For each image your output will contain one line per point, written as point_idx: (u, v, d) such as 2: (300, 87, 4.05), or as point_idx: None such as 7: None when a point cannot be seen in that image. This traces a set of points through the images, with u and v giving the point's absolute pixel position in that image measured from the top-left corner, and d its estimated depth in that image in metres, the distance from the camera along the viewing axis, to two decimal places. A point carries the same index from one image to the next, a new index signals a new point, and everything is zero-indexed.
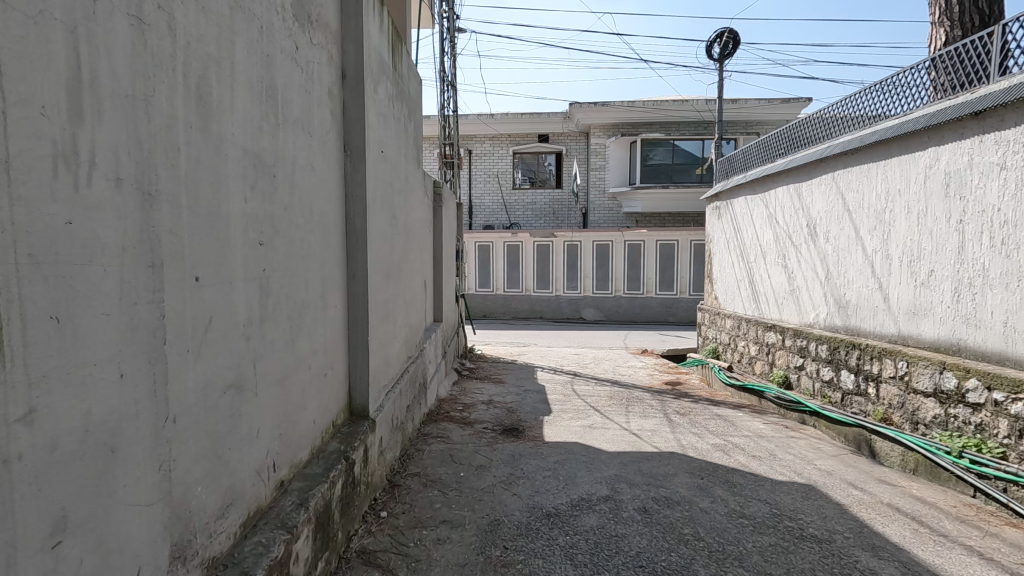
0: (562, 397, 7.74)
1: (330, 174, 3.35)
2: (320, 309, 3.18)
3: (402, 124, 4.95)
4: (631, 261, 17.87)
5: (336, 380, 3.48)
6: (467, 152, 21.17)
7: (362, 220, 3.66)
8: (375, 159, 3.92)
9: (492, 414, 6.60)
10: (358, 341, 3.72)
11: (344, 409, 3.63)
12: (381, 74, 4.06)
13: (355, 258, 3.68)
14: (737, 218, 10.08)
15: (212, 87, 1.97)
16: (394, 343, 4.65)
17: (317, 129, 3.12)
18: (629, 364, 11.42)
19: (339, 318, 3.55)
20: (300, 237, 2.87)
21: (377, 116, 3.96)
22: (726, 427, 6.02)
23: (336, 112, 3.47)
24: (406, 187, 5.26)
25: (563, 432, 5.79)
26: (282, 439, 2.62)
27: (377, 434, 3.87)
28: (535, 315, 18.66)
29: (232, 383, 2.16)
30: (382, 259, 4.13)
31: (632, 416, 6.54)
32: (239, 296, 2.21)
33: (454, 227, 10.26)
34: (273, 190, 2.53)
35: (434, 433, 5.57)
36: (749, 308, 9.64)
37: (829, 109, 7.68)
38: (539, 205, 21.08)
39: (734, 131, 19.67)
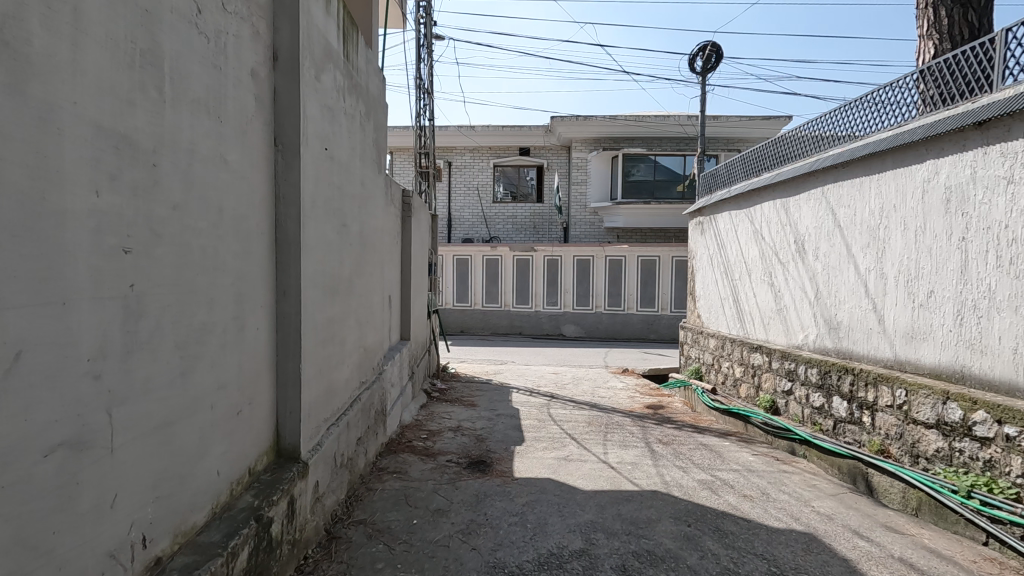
0: (537, 423, 7.19)
1: (253, 170, 2.80)
2: (234, 332, 2.61)
3: (357, 121, 4.43)
4: (612, 277, 17.47)
5: (257, 418, 2.90)
6: (446, 164, 20.69)
7: (296, 226, 3.11)
8: (316, 157, 3.38)
9: (458, 444, 6.02)
10: (289, 370, 3.15)
11: (269, 452, 3.04)
12: (326, 61, 3.54)
13: (287, 271, 3.11)
14: (721, 233, 9.71)
15: (29, 36, 1.44)
16: (342, 368, 4.07)
17: (233, 114, 2.58)
18: (610, 384, 10.92)
19: (263, 342, 2.97)
20: (202, 245, 2.30)
21: (320, 108, 3.43)
22: (712, 459, 5.53)
23: (264, 98, 2.93)
24: (364, 192, 4.72)
25: (535, 466, 5.24)
26: (161, 504, 2.04)
27: (311, 480, 3.28)
28: (514, 331, 18.11)
29: (67, 441, 1.59)
30: (324, 273, 3.57)
31: (611, 446, 6.02)
32: (85, 321, 1.65)
33: (426, 239, 9.71)
34: (157, 183, 1.97)
35: (390, 468, 4.97)
36: (734, 327, 9.23)
37: (817, 121, 7.36)
38: (520, 219, 20.64)
39: (716, 147, 19.55)
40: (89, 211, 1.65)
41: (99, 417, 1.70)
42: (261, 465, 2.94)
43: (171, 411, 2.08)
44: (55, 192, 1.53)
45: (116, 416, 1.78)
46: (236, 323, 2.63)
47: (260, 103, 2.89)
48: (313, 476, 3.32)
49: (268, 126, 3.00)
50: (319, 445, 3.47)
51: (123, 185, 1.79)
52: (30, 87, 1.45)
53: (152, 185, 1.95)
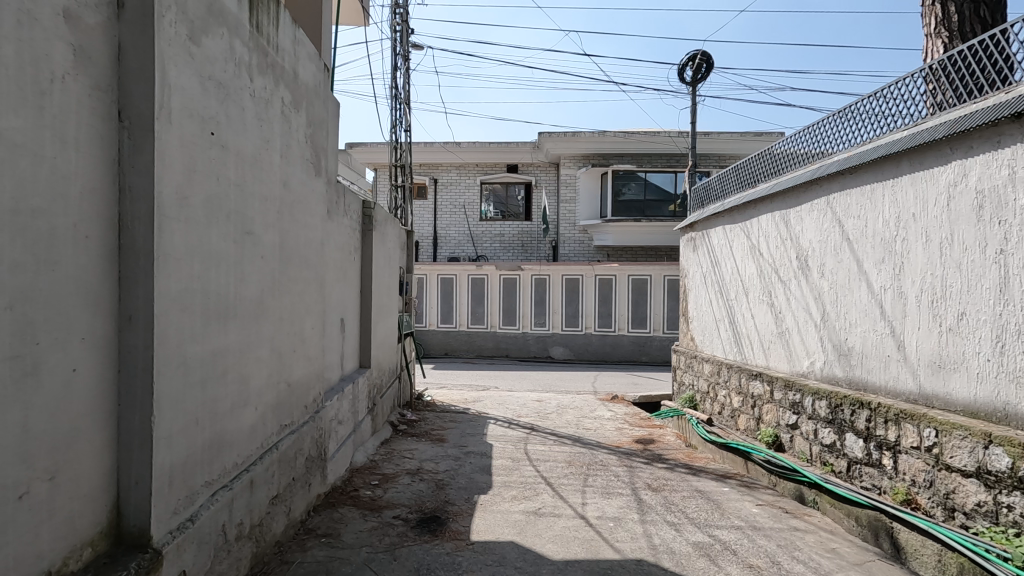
0: (510, 462, 6.31)
1: (65, 148, 1.99)
2: (14, 380, 1.78)
3: (276, 108, 3.65)
4: (602, 297, 16.70)
5: (73, 497, 2.06)
6: (431, 181, 19.99)
7: (148, 229, 2.30)
8: (190, 142, 2.59)
9: (413, 492, 5.13)
10: (136, 425, 2.31)
11: (97, 541, 2.19)
12: (212, 21, 2.76)
13: (134, 289, 2.30)
14: (715, 250, 8.97)
15: None
16: (243, 414, 3.22)
17: (19, 64, 1.79)
18: (597, 414, 10.04)
19: (89, 388, 2.14)
20: None
21: (198, 78, 2.64)
22: (710, 513, 4.67)
23: (95, 54, 2.14)
24: (289, 196, 3.93)
25: (498, 524, 4.36)
26: None
27: (169, 572, 2.42)
28: (500, 353, 17.22)
29: None
30: (204, 292, 2.75)
31: (592, 494, 5.14)
32: None
33: (394, 256, 8.88)
34: None
35: (320, 530, 4.09)
36: (730, 351, 8.42)
37: (818, 125, 6.68)
38: (507, 237, 19.90)
39: (708, 163, 19.01)
40: None
41: None
42: (78, 563, 2.09)
43: None
44: None
45: None
46: (19, 364, 1.80)
47: (87, 59, 2.10)
48: (173, 567, 2.46)
49: (104, 92, 2.20)
50: (190, 521, 2.61)
51: None
52: None
53: None
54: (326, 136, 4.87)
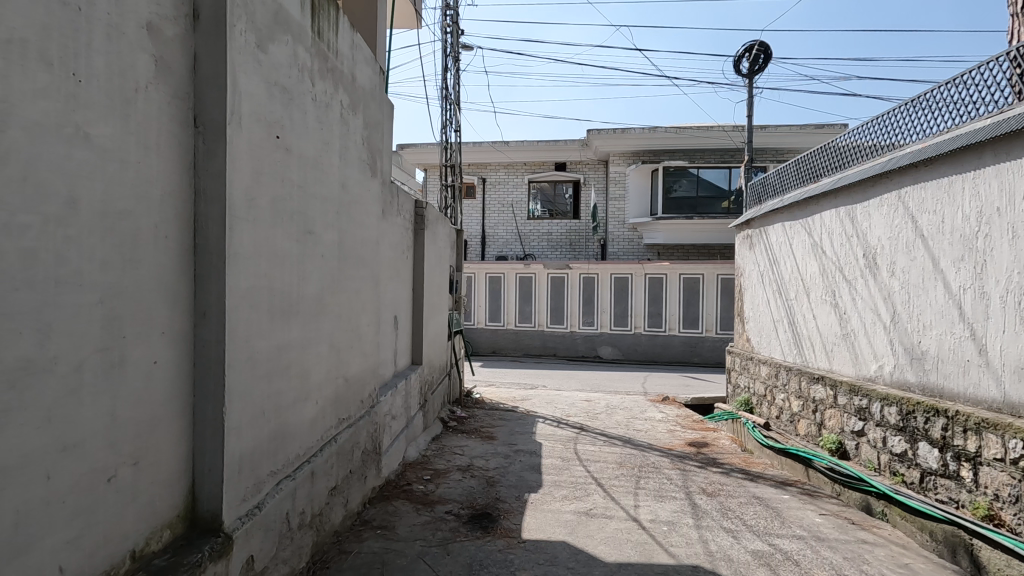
0: (560, 462, 6.29)
1: (147, 153, 2.12)
2: (102, 370, 1.91)
3: (335, 111, 3.76)
4: (652, 296, 16.38)
5: (154, 482, 2.19)
6: (480, 180, 20.16)
7: (220, 229, 2.42)
8: (257, 145, 2.70)
9: (464, 488, 5.18)
10: (209, 415, 2.43)
11: (175, 524, 2.32)
12: (277, 29, 2.87)
13: (207, 286, 2.42)
14: (774, 248, 8.63)
15: None
16: (304, 407, 3.34)
17: (108, 76, 1.91)
18: (647, 415, 9.85)
19: (168, 379, 2.27)
20: (25, 248, 1.62)
21: (265, 84, 2.76)
22: (770, 521, 4.49)
23: (173, 64, 2.26)
24: (347, 196, 4.04)
25: (549, 523, 4.35)
26: None
27: (238, 556, 2.54)
28: (547, 352, 17.18)
29: None
30: (270, 289, 2.87)
31: (644, 497, 5.05)
32: None
33: (444, 255, 8.99)
34: None
35: (375, 522, 4.20)
36: (789, 353, 8.08)
37: (887, 115, 6.31)
38: (555, 236, 19.82)
39: (765, 158, 18.31)
40: None
41: None
42: (158, 544, 2.22)
43: None
44: None
45: None
46: (107, 356, 1.93)
47: (166, 68, 2.22)
48: (242, 551, 2.58)
49: (181, 100, 2.32)
50: (257, 508, 2.73)
51: None
52: None
53: None
54: (381, 138, 4.98)
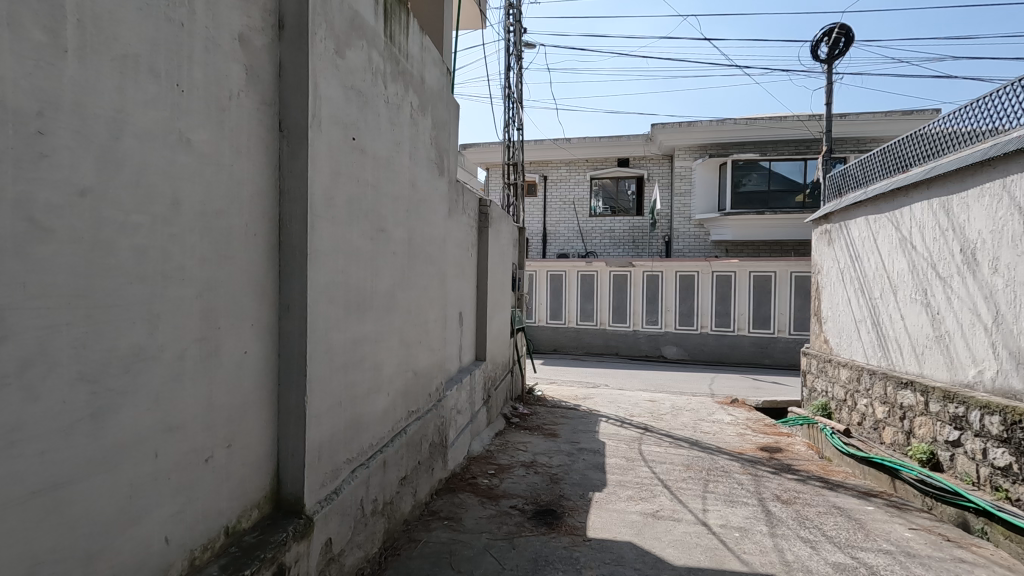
0: (624, 462, 6.19)
1: (238, 156, 2.26)
2: (201, 358, 2.06)
3: (406, 112, 3.87)
4: (720, 295, 15.79)
5: (244, 464, 2.34)
6: (541, 178, 20.15)
7: (302, 228, 2.55)
8: (335, 147, 2.82)
9: (527, 484, 5.21)
10: (292, 404, 2.58)
11: (262, 504, 2.47)
12: (353, 35, 2.99)
13: (291, 282, 2.55)
14: (856, 243, 8.11)
15: None
16: (376, 398, 3.47)
17: (206, 85, 2.06)
18: (715, 418, 9.52)
19: (256, 369, 2.42)
20: (139, 245, 1.77)
21: (342, 88, 2.88)
22: (852, 533, 4.23)
23: (261, 72, 2.40)
24: (416, 195, 4.16)
25: (614, 523, 4.30)
26: None
27: (318, 538, 2.68)
28: (609, 351, 16.95)
29: None
30: (346, 284, 3.00)
31: (713, 501, 4.88)
32: None
33: (507, 253, 9.06)
34: (43, 157, 1.46)
35: (442, 513, 4.30)
36: (873, 356, 7.56)
37: (989, 97, 5.77)
38: (617, 233, 19.51)
39: (845, 148, 17.19)
40: None
41: None
42: (248, 522, 2.38)
43: (67, 467, 1.55)
44: None
45: None
46: (204, 345, 2.08)
47: (255, 77, 2.36)
48: (321, 534, 2.71)
49: (268, 106, 2.46)
50: (335, 493, 2.87)
51: None
52: None
53: (32, 159, 1.44)
54: (448, 137, 5.08)
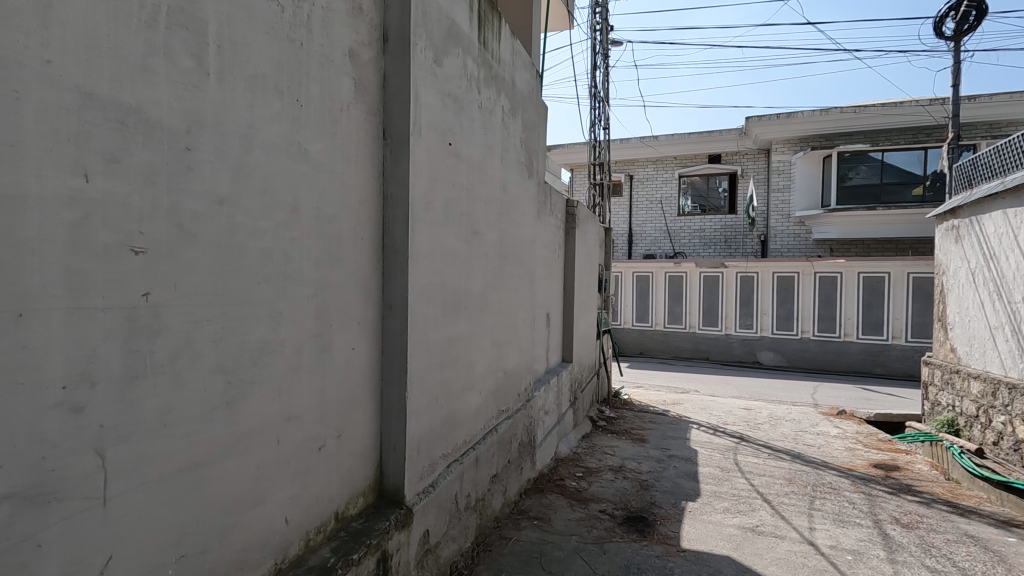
0: (719, 472, 5.91)
1: (348, 164, 2.40)
2: (316, 353, 2.21)
3: (498, 116, 3.95)
4: (823, 297, 14.64)
5: (352, 454, 2.49)
6: (627, 177, 19.73)
7: (404, 230, 2.67)
8: (433, 152, 2.93)
9: (617, 489, 5.12)
10: (393, 398, 2.70)
11: (367, 493, 2.61)
12: (450, 43, 3.09)
13: (393, 283, 2.68)
14: (991, 240, 7.21)
15: None
16: (470, 396, 3.56)
17: (321, 99, 2.21)
18: (819, 430, 8.84)
19: (362, 364, 2.56)
20: (265, 248, 1.93)
21: (440, 95, 2.98)
22: (990, 566, 3.75)
23: (368, 84, 2.54)
24: (507, 197, 4.22)
25: (710, 535, 4.11)
26: (188, 564, 1.66)
27: (417, 529, 2.79)
28: (699, 355, 16.28)
29: (15, 492, 1.22)
30: (443, 285, 3.10)
31: (821, 520, 4.54)
32: (58, 336, 1.30)
33: (594, 254, 8.96)
34: (190, 170, 1.63)
35: (531, 512, 4.33)
36: (1013, 368, 6.68)
37: None
38: (708, 233, 18.69)
39: (975, 134, 15.32)
40: (65, 198, 1.31)
41: (80, 460, 1.35)
42: (354, 509, 2.52)
43: (207, 449, 1.71)
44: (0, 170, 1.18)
45: (109, 458, 1.42)
46: (318, 341, 2.23)
47: (363, 89, 2.50)
48: (420, 525, 2.82)
49: (373, 116, 2.60)
50: (432, 487, 2.97)
51: (130, 170, 1.45)
52: None
53: (182, 171, 1.60)
54: (537, 139, 5.12)
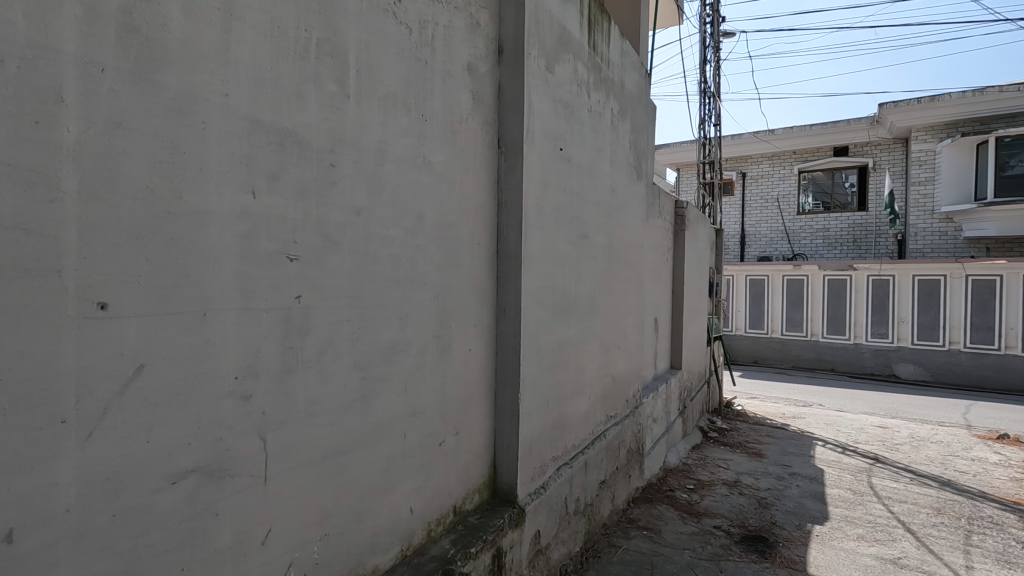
0: (850, 495, 5.38)
1: (466, 173, 2.51)
2: (437, 354, 2.34)
3: (607, 119, 3.92)
4: (977, 304, 12.79)
5: (468, 452, 2.59)
6: (739, 175, 18.63)
7: (517, 235, 2.74)
8: (545, 158, 2.98)
9: (732, 505, 4.84)
10: (506, 399, 2.77)
11: (482, 490, 2.70)
12: (562, 50, 3.12)
13: (507, 287, 2.76)
14: None
15: (167, 19, 1.30)
16: (579, 400, 3.55)
17: (442, 113, 2.33)
18: (975, 455, 7.73)
19: (478, 365, 2.66)
20: (394, 254, 2.08)
21: (552, 102, 3.02)
22: None
23: (484, 95, 2.64)
24: (616, 200, 4.17)
25: (842, 564, 3.76)
26: (329, 542, 1.82)
27: (529, 528, 2.84)
28: (823, 366, 14.92)
29: (200, 467, 1.41)
30: (553, 289, 3.13)
31: (980, 558, 3.97)
32: (232, 333, 1.48)
33: (704, 257, 8.55)
34: (333, 184, 1.79)
35: (640, 522, 4.23)
36: None
37: None
38: (833, 232, 17.10)
39: None
40: (239, 213, 1.49)
41: (248, 443, 1.53)
42: (470, 504, 2.61)
43: (346, 439, 1.87)
44: (193, 190, 1.37)
45: (270, 442, 1.60)
46: (439, 342, 2.36)
47: (480, 100, 2.61)
48: (532, 525, 2.87)
49: (489, 126, 2.70)
50: (543, 488, 3.01)
51: (287, 186, 1.62)
52: (168, 73, 1.31)
53: (327, 185, 1.77)
54: (645, 140, 5.01)
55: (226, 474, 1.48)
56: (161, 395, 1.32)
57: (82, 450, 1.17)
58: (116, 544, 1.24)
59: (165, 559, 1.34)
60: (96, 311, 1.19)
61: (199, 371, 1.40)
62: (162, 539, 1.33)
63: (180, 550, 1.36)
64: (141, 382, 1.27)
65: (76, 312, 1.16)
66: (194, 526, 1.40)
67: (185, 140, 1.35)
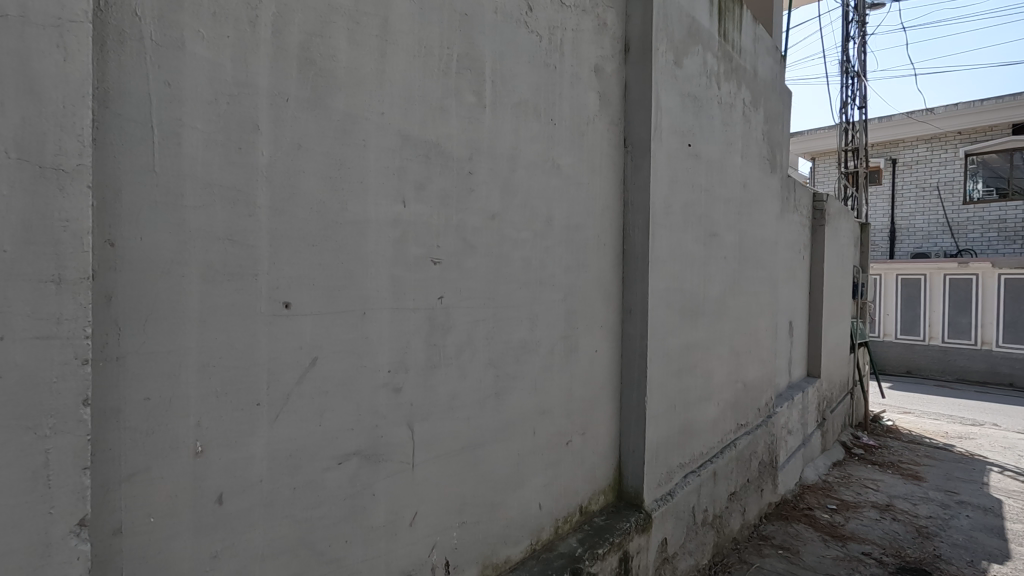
0: None
1: (593, 174, 2.52)
2: (565, 354, 2.37)
3: (738, 110, 3.70)
4: None
5: (595, 453, 2.59)
6: (889, 162, 16.60)
7: (644, 235, 2.68)
8: (673, 155, 2.88)
9: (884, 531, 4.34)
10: (632, 402, 2.73)
11: (607, 491, 2.69)
12: (690, 42, 3.01)
13: (634, 288, 2.72)
14: None
15: (336, 50, 1.46)
16: (707, 406, 3.40)
17: (570, 115, 2.36)
18: None
19: (604, 366, 2.65)
20: (526, 256, 2.14)
21: (680, 97, 2.92)
22: None
23: (611, 95, 2.62)
24: (748, 196, 3.92)
25: None
26: (467, 530, 1.92)
27: (656, 535, 2.77)
28: (999, 380, 12.81)
29: (360, 450, 1.56)
30: (681, 290, 3.03)
31: None
32: (386, 330, 1.62)
33: (847, 255, 7.74)
34: (471, 191, 1.89)
35: (775, 540, 3.94)
36: None
37: None
38: (1012, 224, 14.61)
39: None
40: (392, 221, 1.63)
41: (398, 432, 1.67)
42: (596, 505, 2.61)
43: (481, 433, 1.97)
44: (355, 202, 1.52)
45: (416, 432, 1.73)
46: (567, 342, 2.38)
47: (607, 101, 2.59)
48: (658, 532, 2.80)
49: (616, 125, 2.67)
50: (670, 495, 2.93)
51: (431, 194, 1.74)
52: (336, 98, 1.47)
53: (466, 192, 1.87)
54: (781, 130, 4.65)
55: (381, 459, 1.62)
56: (330, 385, 1.48)
57: (271, 430, 1.35)
58: (295, 513, 1.41)
59: (333, 531, 1.50)
60: (282, 310, 1.37)
61: (360, 364, 1.55)
62: (331, 512, 1.49)
63: (344, 523, 1.53)
64: (316, 372, 1.44)
65: (268, 310, 1.34)
66: (355, 503, 1.55)
67: (350, 157, 1.51)
